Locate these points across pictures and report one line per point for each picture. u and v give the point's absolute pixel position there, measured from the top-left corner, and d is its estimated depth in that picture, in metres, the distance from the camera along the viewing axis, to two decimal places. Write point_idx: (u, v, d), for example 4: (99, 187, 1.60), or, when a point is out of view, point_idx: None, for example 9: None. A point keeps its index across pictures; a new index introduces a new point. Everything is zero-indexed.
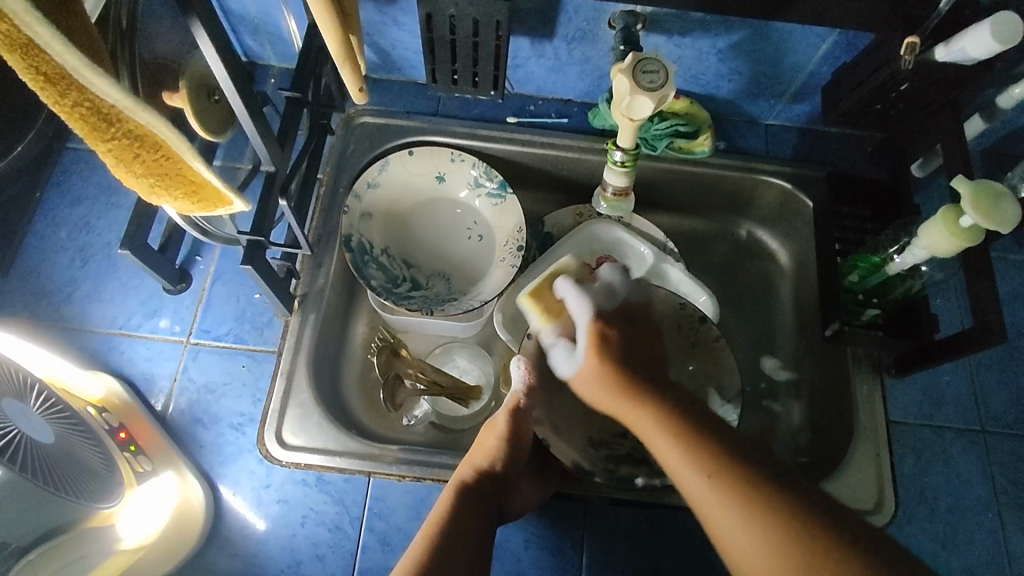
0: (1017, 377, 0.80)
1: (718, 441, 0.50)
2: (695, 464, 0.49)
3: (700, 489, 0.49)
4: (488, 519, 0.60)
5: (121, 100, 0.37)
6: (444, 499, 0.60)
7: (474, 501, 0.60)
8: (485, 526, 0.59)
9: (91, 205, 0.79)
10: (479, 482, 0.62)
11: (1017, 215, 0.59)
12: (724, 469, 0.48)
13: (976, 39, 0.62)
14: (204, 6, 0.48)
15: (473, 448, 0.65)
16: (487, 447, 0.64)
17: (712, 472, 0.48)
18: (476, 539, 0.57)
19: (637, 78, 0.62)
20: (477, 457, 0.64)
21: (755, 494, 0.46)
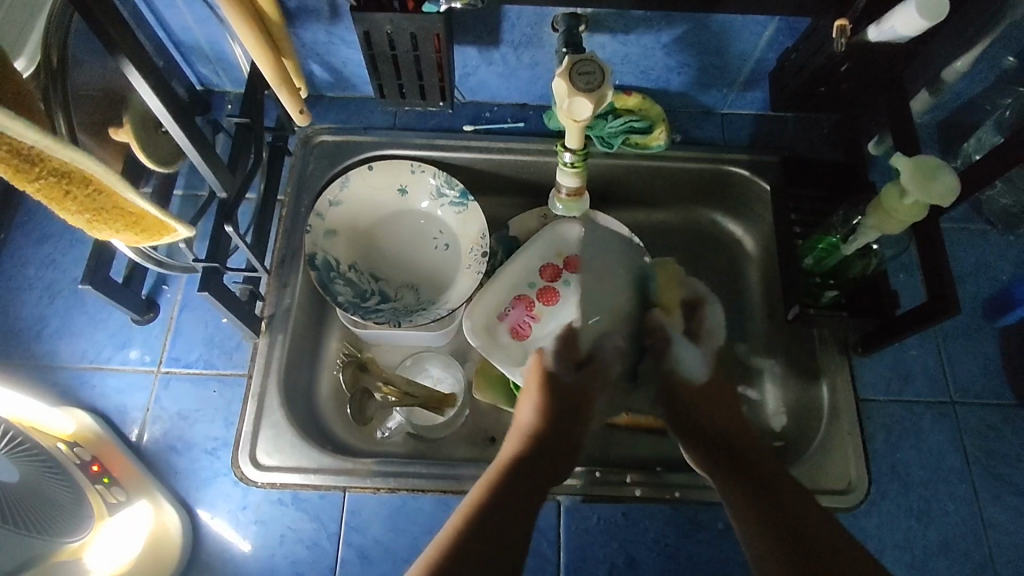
0: (983, 346, 0.81)
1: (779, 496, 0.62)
2: (765, 513, 0.61)
3: (763, 531, 0.60)
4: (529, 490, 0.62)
5: (40, 141, 0.37)
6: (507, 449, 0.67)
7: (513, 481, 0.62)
8: (538, 484, 0.63)
9: (56, 243, 0.80)
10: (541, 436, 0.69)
11: (957, 184, 0.59)
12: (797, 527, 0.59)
13: (903, 16, 0.62)
14: (131, 45, 0.50)
15: (532, 404, 0.73)
16: (552, 405, 0.72)
17: (783, 532, 0.59)
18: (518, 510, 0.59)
19: (574, 80, 0.62)
20: (536, 415, 0.72)
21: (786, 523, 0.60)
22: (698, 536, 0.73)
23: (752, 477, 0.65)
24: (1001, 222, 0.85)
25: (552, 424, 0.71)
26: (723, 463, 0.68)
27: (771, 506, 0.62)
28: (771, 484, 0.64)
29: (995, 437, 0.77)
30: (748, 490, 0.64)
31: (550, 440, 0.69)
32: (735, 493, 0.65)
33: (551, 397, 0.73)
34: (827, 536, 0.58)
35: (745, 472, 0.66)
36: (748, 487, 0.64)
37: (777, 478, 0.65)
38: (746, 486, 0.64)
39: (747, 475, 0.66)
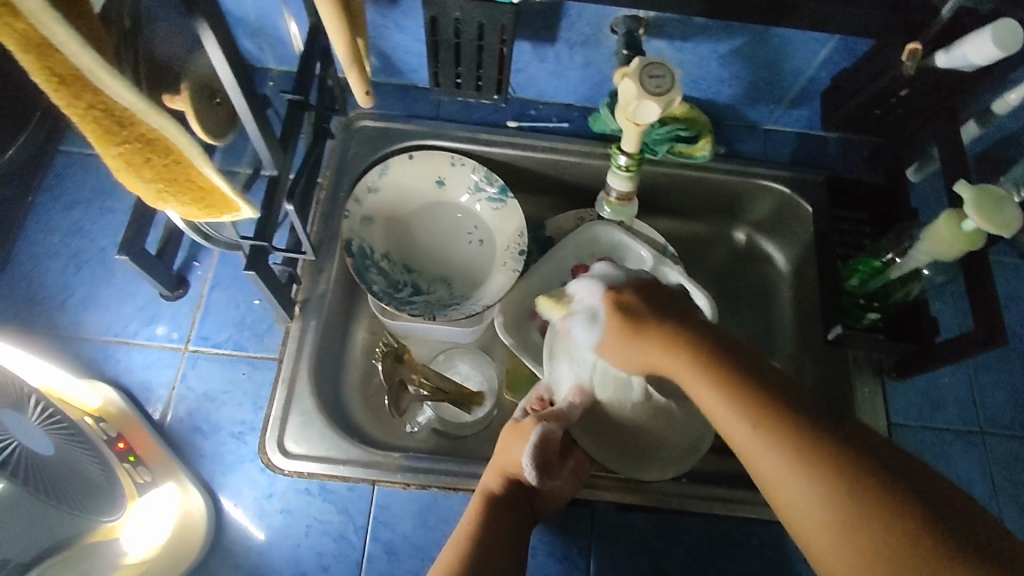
0: (1014, 379, 0.81)
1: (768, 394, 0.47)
2: (808, 473, 0.43)
3: (813, 503, 0.43)
4: (507, 540, 0.58)
5: (134, 104, 0.36)
6: (472, 510, 0.60)
7: (486, 537, 0.57)
8: (511, 540, 0.59)
9: (86, 210, 0.77)
10: (509, 490, 0.62)
11: (1019, 217, 0.59)
12: (874, 510, 0.41)
13: (976, 44, 0.62)
14: (210, 8, 0.48)
15: (498, 453, 0.64)
16: (514, 452, 0.62)
17: (836, 494, 0.42)
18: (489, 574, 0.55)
19: (644, 82, 0.62)
20: (504, 464, 0.63)
21: (786, 430, 0.45)
22: (727, 552, 0.72)
23: (781, 423, 0.45)
24: None
25: (519, 471, 0.62)
26: (708, 380, 0.50)
27: (813, 460, 0.43)
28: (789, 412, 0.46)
29: (1022, 469, 0.78)
30: (768, 437, 0.45)
31: (519, 491, 0.62)
32: (744, 433, 0.47)
33: (514, 448, 0.63)
34: (893, 504, 0.40)
35: (767, 414, 0.46)
36: (770, 428, 0.45)
37: (803, 408, 0.46)
38: (766, 425, 0.46)
39: (765, 411, 0.46)
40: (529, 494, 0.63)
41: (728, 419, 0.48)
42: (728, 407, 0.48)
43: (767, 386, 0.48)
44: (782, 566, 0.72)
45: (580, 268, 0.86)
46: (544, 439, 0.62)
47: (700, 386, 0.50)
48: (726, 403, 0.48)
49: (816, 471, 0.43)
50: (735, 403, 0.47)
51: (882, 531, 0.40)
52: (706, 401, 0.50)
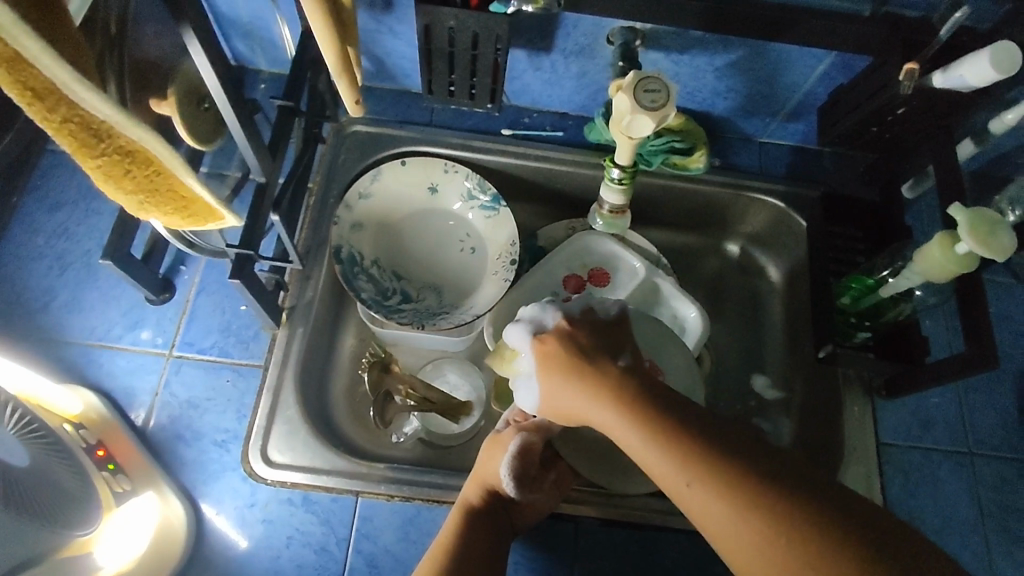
0: (1003, 401, 0.81)
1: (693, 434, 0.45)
2: (728, 511, 0.42)
3: (738, 536, 0.41)
4: (487, 553, 0.58)
5: (112, 115, 0.35)
6: (450, 522, 0.60)
7: (464, 551, 0.57)
8: (488, 552, 0.58)
9: (72, 211, 0.76)
10: (488, 502, 0.62)
11: (1012, 242, 0.59)
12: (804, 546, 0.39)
13: (974, 65, 0.62)
14: (196, 14, 0.47)
15: (478, 463, 0.64)
16: (493, 462, 0.62)
17: (778, 548, 0.40)
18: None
19: (638, 97, 0.61)
20: (483, 475, 0.63)
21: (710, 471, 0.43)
22: (712, 569, 0.72)
23: (704, 465, 0.44)
24: None
25: (497, 483, 0.62)
26: (630, 424, 0.48)
27: (732, 492, 0.42)
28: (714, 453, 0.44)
29: (1010, 491, 0.77)
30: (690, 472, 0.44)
31: (498, 505, 0.62)
32: (668, 471, 0.45)
33: (496, 459, 0.62)
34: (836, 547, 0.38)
35: (688, 456, 0.44)
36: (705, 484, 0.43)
37: (726, 441, 0.45)
38: (688, 470, 0.44)
39: (688, 454, 0.44)
40: (508, 505, 0.63)
41: (652, 459, 0.46)
42: (663, 462, 0.45)
43: (700, 438, 0.45)
44: None
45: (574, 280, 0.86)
46: (525, 450, 0.61)
47: (633, 441, 0.48)
48: (648, 442, 0.47)
49: (756, 524, 0.41)
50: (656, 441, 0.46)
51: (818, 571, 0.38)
52: (629, 444, 0.48)
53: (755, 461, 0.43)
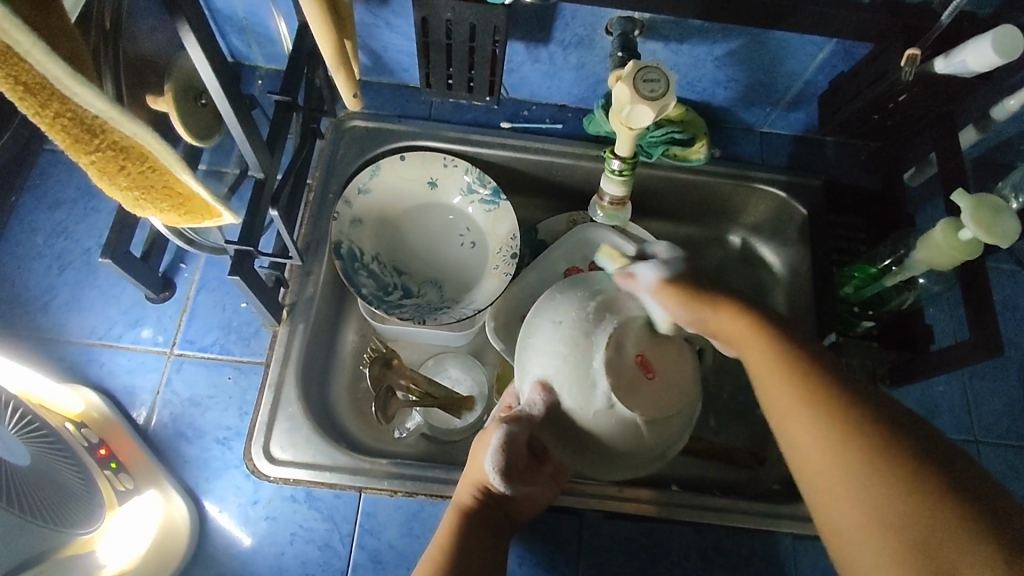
0: (1008, 388, 0.81)
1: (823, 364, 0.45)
2: (833, 433, 0.41)
3: (834, 459, 0.41)
4: (482, 557, 0.58)
5: (104, 110, 0.35)
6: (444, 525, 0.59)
7: (459, 558, 0.56)
8: (482, 554, 0.58)
9: (70, 210, 0.76)
10: (480, 501, 0.61)
11: (1017, 229, 0.59)
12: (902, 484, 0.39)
13: (976, 52, 0.61)
14: (191, 8, 0.47)
15: (468, 464, 0.63)
16: (478, 461, 0.61)
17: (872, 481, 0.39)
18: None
19: (638, 86, 0.60)
20: (472, 475, 0.62)
21: (828, 393, 0.43)
22: (717, 561, 0.71)
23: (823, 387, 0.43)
24: None
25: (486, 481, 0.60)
26: (757, 341, 0.48)
27: (843, 417, 0.42)
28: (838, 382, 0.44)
29: (1017, 479, 0.77)
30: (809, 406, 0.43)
31: (491, 504, 0.61)
32: (784, 404, 0.45)
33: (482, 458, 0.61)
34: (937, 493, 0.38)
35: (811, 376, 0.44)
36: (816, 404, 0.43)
37: (851, 380, 0.44)
38: (805, 387, 0.44)
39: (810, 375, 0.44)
40: (501, 501, 0.62)
41: (772, 386, 0.46)
42: (781, 377, 0.45)
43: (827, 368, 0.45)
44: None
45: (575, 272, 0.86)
46: (507, 444, 0.58)
47: (758, 355, 0.48)
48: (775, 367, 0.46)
49: (859, 452, 0.40)
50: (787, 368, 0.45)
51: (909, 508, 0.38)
52: (752, 359, 0.48)
53: (878, 406, 0.42)
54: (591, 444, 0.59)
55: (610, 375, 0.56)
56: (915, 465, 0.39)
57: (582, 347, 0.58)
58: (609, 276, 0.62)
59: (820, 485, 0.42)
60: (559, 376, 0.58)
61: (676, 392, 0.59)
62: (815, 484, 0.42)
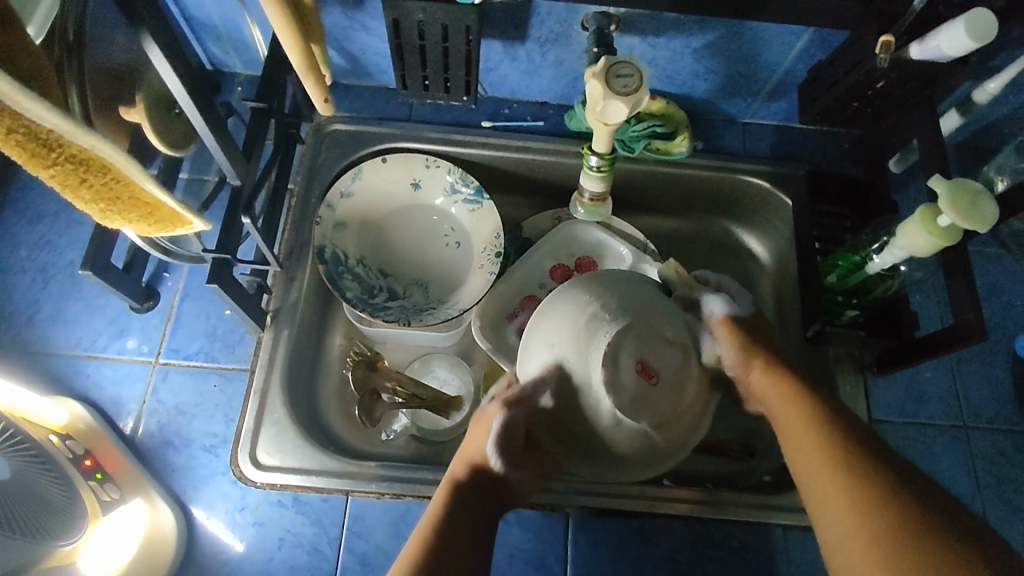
0: (996, 373, 0.80)
1: (858, 447, 0.51)
2: (854, 510, 0.48)
3: (853, 535, 0.47)
4: (472, 535, 0.56)
5: (60, 123, 0.35)
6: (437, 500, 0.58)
7: (450, 532, 0.55)
8: (472, 534, 0.56)
9: (52, 223, 0.76)
10: (476, 479, 0.60)
11: (995, 213, 0.58)
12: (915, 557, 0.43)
13: (950, 38, 0.61)
14: (156, 19, 0.47)
15: (465, 444, 0.63)
16: (479, 439, 0.61)
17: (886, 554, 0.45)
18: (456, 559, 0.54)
19: (611, 82, 0.60)
20: (470, 454, 0.61)
21: (854, 473, 0.49)
22: (706, 554, 0.71)
23: (850, 467, 0.50)
24: (1018, 248, 0.84)
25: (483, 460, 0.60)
26: (802, 424, 0.55)
27: (864, 497, 0.48)
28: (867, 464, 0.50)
29: (1006, 463, 0.77)
30: (847, 490, 0.49)
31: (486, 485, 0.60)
32: (821, 482, 0.51)
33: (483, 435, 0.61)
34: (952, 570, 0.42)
35: (840, 456, 0.51)
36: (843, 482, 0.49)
37: (881, 464, 0.49)
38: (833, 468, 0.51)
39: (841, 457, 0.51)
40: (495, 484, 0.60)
41: (814, 475, 0.52)
42: (817, 456, 0.52)
43: (863, 451, 0.51)
44: (762, 568, 0.71)
45: (560, 270, 0.86)
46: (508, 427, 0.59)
47: (801, 435, 0.55)
48: (817, 454, 0.52)
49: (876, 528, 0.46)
50: (828, 454, 0.52)
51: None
52: (796, 441, 0.55)
53: (907, 491, 0.47)
54: (588, 447, 0.58)
55: (609, 394, 0.54)
56: (933, 546, 0.43)
57: (583, 353, 0.56)
58: (614, 282, 0.59)
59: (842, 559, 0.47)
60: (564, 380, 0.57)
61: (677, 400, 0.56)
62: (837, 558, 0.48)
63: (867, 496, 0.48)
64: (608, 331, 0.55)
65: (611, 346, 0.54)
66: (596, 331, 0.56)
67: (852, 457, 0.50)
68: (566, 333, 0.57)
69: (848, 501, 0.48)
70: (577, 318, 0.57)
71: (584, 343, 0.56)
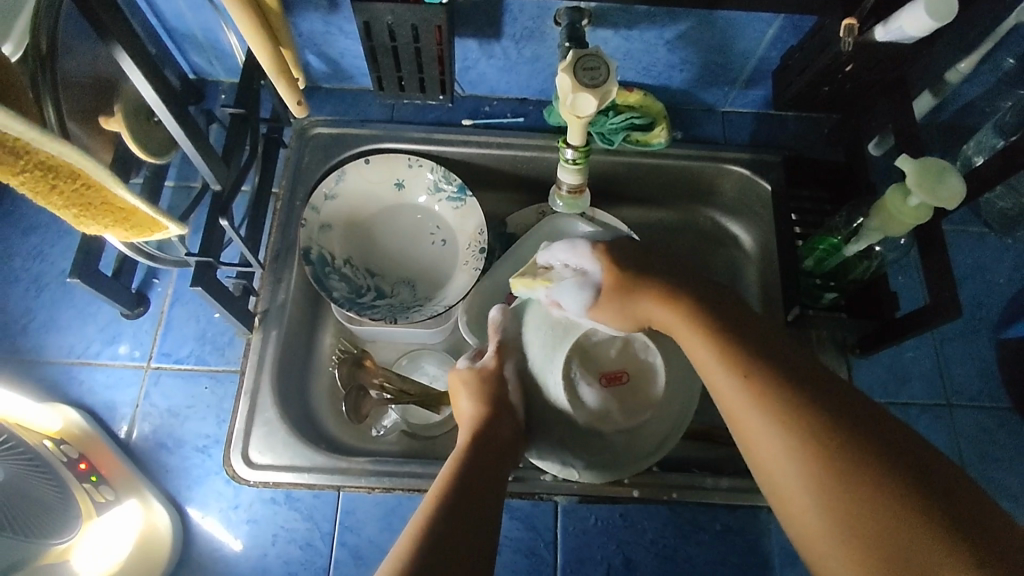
0: (980, 350, 0.81)
1: (772, 366, 0.50)
2: (785, 442, 0.47)
3: (787, 467, 0.46)
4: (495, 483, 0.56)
5: (26, 132, 0.37)
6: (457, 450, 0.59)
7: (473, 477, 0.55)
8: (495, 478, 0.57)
9: (43, 234, 0.78)
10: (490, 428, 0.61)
11: (962, 189, 0.59)
12: (847, 481, 0.43)
13: (912, 18, 0.62)
14: (124, 30, 0.48)
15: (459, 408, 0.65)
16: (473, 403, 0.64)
17: (820, 480, 0.44)
18: (495, 480, 0.56)
19: (579, 75, 0.62)
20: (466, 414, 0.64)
21: (775, 397, 0.48)
22: (694, 538, 0.72)
23: (771, 390, 0.49)
24: (1000, 226, 0.85)
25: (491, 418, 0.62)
26: (711, 346, 0.54)
27: (791, 425, 0.47)
28: (788, 385, 0.49)
29: (991, 439, 0.77)
30: (773, 428, 0.48)
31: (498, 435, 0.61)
32: (744, 410, 0.50)
33: (483, 393, 0.64)
34: (884, 487, 0.42)
35: (759, 380, 0.50)
36: (765, 408, 0.48)
37: (800, 383, 0.49)
38: (755, 394, 0.49)
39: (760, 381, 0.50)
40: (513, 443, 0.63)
41: (736, 406, 0.50)
42: (732, 382, 0.51)
43: (780, 371, 0.50)
44: (750, 549, 0.72)
45: None
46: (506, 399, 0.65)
47: (711, 360, 0.54)
48: (734, 391, 0.51)
49: (809, 455, 0.45)
50: (748, 390, 0.50)
51: (862, 499, 0.43)
52: (708, 366, 0.54)
53: (830, 407, 0.47)
54: (571, 442, 0.67)
55: (571, 403, 0.65)
56: (865, 466, 0.43)
57: (547, 360, 0.66)
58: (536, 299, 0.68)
59: (777, 488, 0.47)
60: (531, 384, 0.67)
61: (642, 400, 0.67)
62: (772, 486, 0.48)
63: (794, 421, 0.47)
64: (565, 346, 0.65)
65: (566, 380, 0.64)
66: (557, 344, 0.66)
67: (772, 382, 0.49)
68: (534, 338, 0.67)
69: (773, 441, 0.47)
70: (533, 357, 0.67)
71: (546, 351, 0.66)
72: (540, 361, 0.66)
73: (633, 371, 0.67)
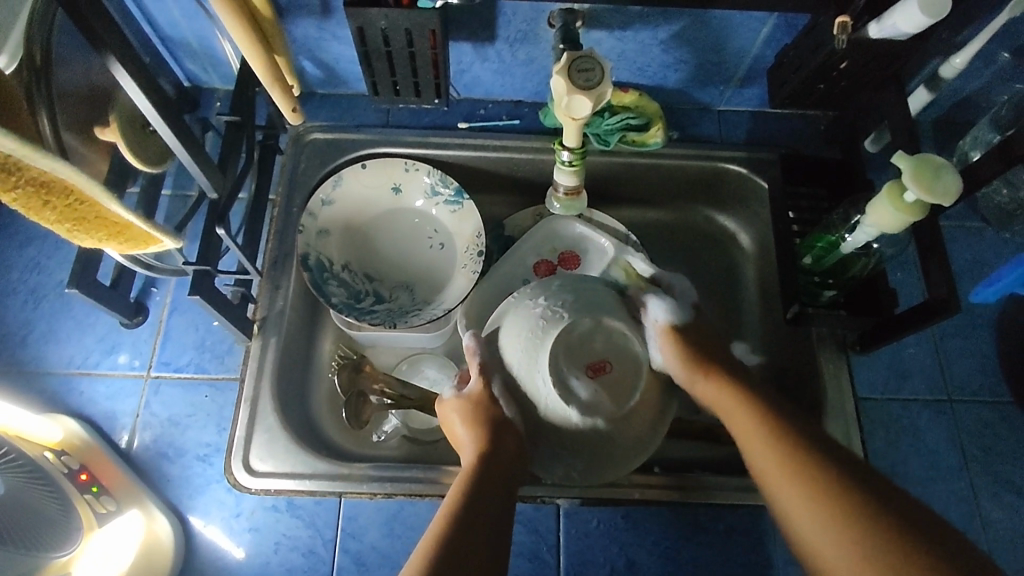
0: (980, 345, 0.81)
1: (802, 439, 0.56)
2: (813, 505, 0.52)
3: (816, 528, 0.51)
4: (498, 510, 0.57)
5: (16, 148, 0.37)
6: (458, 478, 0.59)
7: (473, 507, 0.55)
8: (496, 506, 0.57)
9: (41, 245, 0.78)
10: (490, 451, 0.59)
11: (958, 186, 0.59)
12: (869, 538, 0.48)
13: (908, 13, 0.62)
14: (118, 42, 0.48)
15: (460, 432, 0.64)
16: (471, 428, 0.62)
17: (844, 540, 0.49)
18: (497, 509, 0.56)
19: (573, 77, 0.61)
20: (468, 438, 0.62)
21: (803, 462, 0.54)
22: (697, 538, 0.72)
23: (800, 459, 0.54)
24: (999, 221, 0.85)
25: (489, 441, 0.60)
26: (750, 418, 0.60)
27: (820, 491, 0.52)
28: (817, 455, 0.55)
29: (992, 434, 0.77)
30: (801, 485, 0.53)
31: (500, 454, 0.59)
32: (775, 476, 0.55)
33: (475, 416, 0.62)
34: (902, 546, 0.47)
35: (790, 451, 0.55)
36: (795, 473, 0.54)
37: (826, 453, 0.55)
38: (787, 464, 0.55)
39: (793, 452, 0.55)
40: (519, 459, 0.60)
41: (769, 475, 0.56)
42: (768, 451, 0.57)
43: (810, 444, 0.56)
44: (753, 548, 0.72)
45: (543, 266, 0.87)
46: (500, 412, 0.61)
47: (751, 431, 0.59)
48: (768, 452, 0.57)
49: (831, 517, 0.50)
50: (782, 453, 0.56)
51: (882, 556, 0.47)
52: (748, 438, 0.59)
53: (851, 478, 0.52)
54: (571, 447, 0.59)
55: (562, 398, 0.57)
56: (883, 528, 0.48)
57: (532, 361, 0.59)
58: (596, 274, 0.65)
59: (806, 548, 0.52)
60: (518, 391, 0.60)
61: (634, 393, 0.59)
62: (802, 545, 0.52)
63: (820, 486, 0.52)
64: (548, 339, 0.58)
65: (554, 375, 0.57)
66: (541, 339, 0.59)
67: (801, 453, 0.55)
68: (513, 340, 0.60)
69: (801, 495, 0.53)
70: (515, 363, 0.60)
71: (530, 349, 0.59)
72: (523, 364, 0.59)
73: (619, 361, 0.59)
